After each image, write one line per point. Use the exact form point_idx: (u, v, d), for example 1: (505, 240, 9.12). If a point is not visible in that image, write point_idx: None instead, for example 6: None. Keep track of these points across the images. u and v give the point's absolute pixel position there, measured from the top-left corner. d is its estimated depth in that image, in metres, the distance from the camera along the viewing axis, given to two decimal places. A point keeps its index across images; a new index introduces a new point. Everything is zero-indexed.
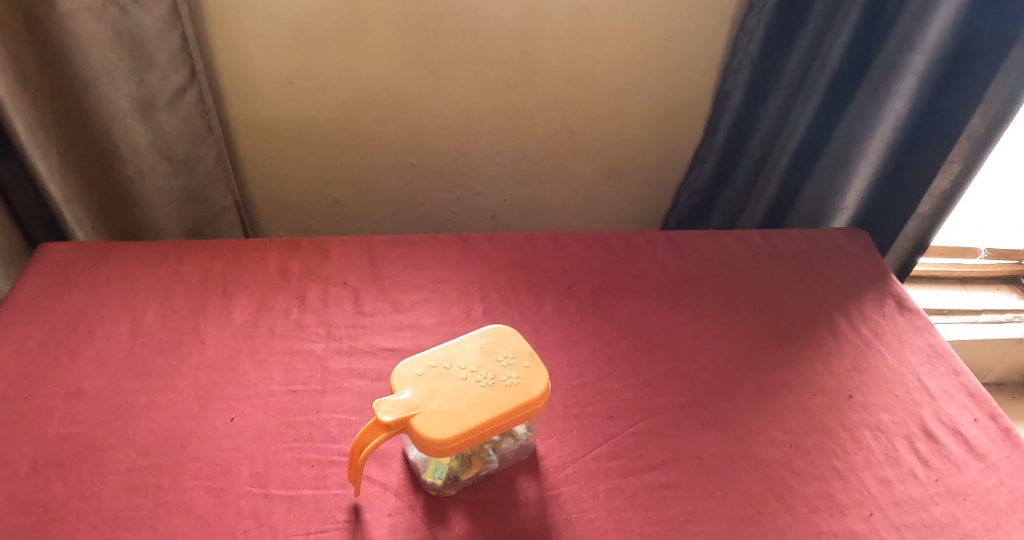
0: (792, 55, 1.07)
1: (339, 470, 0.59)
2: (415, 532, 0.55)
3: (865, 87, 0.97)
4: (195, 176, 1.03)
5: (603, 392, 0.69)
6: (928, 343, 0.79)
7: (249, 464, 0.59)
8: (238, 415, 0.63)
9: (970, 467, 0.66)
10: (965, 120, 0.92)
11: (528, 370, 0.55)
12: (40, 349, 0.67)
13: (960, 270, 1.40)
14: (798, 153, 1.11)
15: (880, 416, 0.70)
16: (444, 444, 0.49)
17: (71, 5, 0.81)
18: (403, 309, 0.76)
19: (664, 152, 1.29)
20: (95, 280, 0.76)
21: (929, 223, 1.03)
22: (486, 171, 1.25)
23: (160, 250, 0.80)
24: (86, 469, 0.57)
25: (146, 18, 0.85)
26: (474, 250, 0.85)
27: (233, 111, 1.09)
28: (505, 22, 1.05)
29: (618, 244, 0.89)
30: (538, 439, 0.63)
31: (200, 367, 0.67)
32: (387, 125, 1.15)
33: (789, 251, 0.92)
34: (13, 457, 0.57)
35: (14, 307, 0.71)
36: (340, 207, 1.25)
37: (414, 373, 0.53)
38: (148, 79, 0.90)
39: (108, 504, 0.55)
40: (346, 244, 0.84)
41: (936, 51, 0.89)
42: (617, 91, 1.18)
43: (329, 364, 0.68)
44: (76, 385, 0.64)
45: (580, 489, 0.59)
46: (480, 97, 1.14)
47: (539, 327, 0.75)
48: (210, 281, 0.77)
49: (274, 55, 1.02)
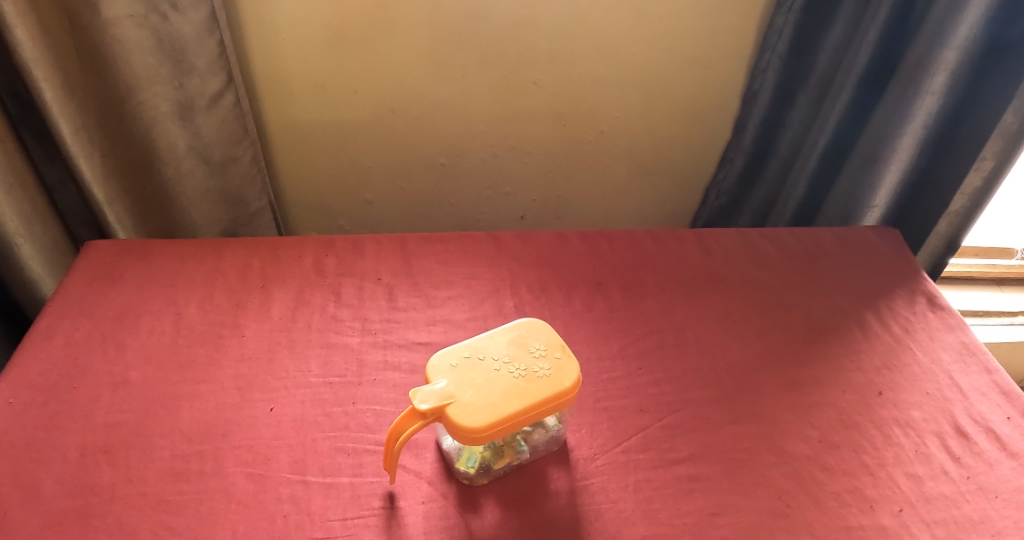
0: (820, 53, 1.07)
1: (375, 459, 0.61)
2: (448, 520, 0.56)
3: (895, 84, 0.96)
4: (230, 178, 1.06)
5: (633, 386, 0.70)
6: (959, 341, 0.78)
7: (288, 452, 0.61)
8: (277, 405, 0.65)
9: (1003, 465, 0.65)
10: (998, 116, 0.91)
11: (560, 361, 0.56)
12: (89, 341, 0.70)
13: (996, 271, 1.37)
14: (828, 151, 1.11)
15: (910, 413, 0.70)
16: (478, 432, 0.51)
17: (114, 13, 0.85)
18: (436, 304, 0.78)
19: (691, 152, 1.29)
20: (140, 276, 0.79)
21: (961, 221, 1.02)
22: (515, 170, 1.26)
23: (201, 247, 0.83)
24: (132, 455, 0.60)
25: (186, 24, 0.88)
26: (505, 248, 0.86)
27: (268, 114, 1.12)
28: (533, 23, 1.06)
29: (647, 242, 0.89)
30: (569, 431, 0.64)
31: (240, 358, 0.69)
32: (416, 125, 1.17)
33: (818, 248, 0.92)
34: (64, 443, 0.60)
35: (63, 301, 0.74)
36: (371, 207, 1.28)
37: (447, 363, 0.55)
38: (187, 84, 0.94)
39: (154, 489, 0.57)
40: (380, 242, 0.86)
41: (967, 47, 0.88)
42: (644, 90, 1.18)
43: (364, 357, 0.70)
44: (122, 376, 0.67)
45: (610, 480, 0.60)
46: (510, 99, 1.16)
47: (569, 323, 0.76)
48: (249, 277, 0.80)
49: (308, 59, 1.05)
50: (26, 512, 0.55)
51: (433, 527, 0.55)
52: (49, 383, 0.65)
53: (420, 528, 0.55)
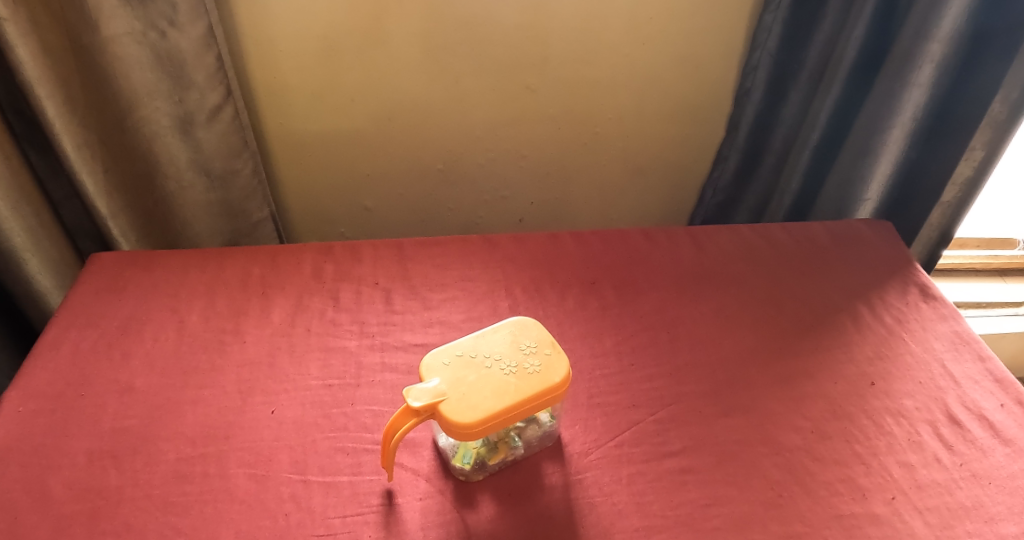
0: (810, 49, 1.08)
1: (372, 458, 0.62)
2: (444, 515, 0.57)
3: (883, 78, 0.97)
4: (232, 190, 1.08)
5: (625, 382, 0.71)
6: (952, 330, 0.79)
7: (289, 453, 0.62)
8: (278, 408, 0.67)
9: (996, 451, 0.66)
10: (986, 106, 0.92)
11: (549, 357, 0.57)
12: (95, 350, 0.72)
13: (998, 262, 1.37)
14: (820, 146, 1.12)
15: (903, 402, 0.70)
16: (470, 427, 0.52)
17: (113, 31, 0.87)
18: (432, 306, 0.79)
19: (686, 151, 1.31)
20: (144, 286, 0.81)
21: (954, 212, 1.02)
22: (512, 174, 1.28)
23: (202, 256, 0.85)
24: (138, 459, 0.61)
25: (184, 40, 0.91)
26: (499, 250, 0.88)
27: (267, 125, 1.14)
28: (526, 28, 1.08)
29: (639, 240, 0.91)
30: (563, 427, 0.65)
31: (241, 364, 0.71)
32: (414, 131, 1.19)
33: (809, 242, 0.93)
34: (71, 449, 0.62)
35: (69, 313, 0.76)
36: (372, 214, 1.30)
37: (441, 362, 0.56)
38: (187, 98, 0.96)
39: (159, 491, 0.59)
40: (377, 247, 0.87)
41: (952, 38, 0.89)
42: (637, 92, 1.20)
43: (362, 359, 0.72)
44: (128, 383, 0.68)
45: (603, 474, 0.61)
46: (504, 103, 1.17)
47: (563, 321, 0.78)
48: (250, 285, 0.81)
49: (304, 70, 1.07)
50: (36, 515, 0.56)
51: (429, 523, 0.57)
52: (57, 392, 0.67)
53: (417, 524, 0.57)
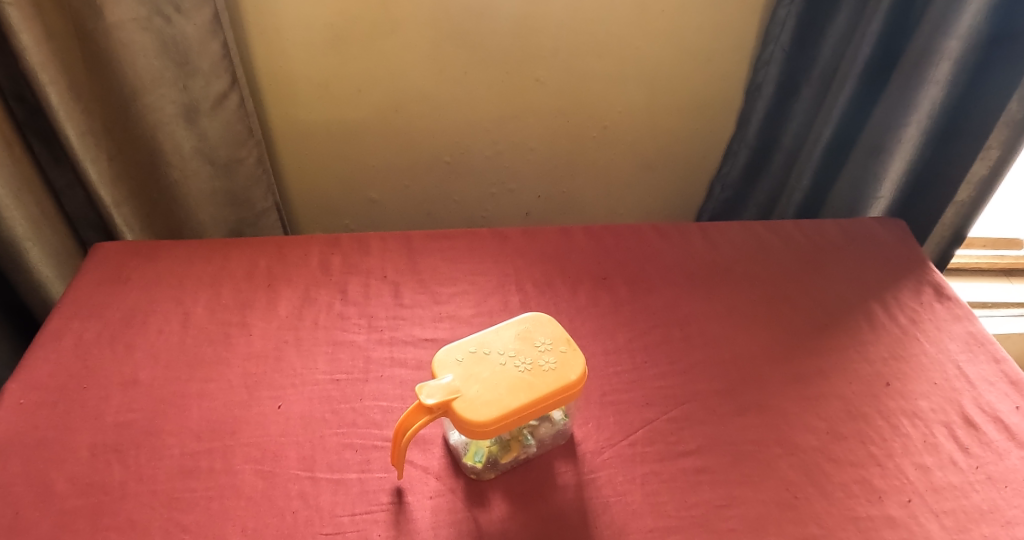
0: (825, 44, 1.07)
1: (382, 454, 0.61)
2: (455, 515, 0.56)
3: (900, 75, 0.96)
4: (236, 179, 1.07)
5: (638, 380, 0.70)
6: (967, 331, 0.78)
7: (297, 449, 0.61)
8: (285, 403, 0.65)
9: (1012, 454, 0.65)
10: (1002, 104, 0.91)
11: (565, 355, 0.56)
12: (98, 342, 0.71)
13: (1005, 262, 1.36)
14: (833, 143, 1.10)
15: (917, 403, 0.69)
16: (484, 425, 0.51)
17: (118, 16, 0.85)
18: (441, 300, 0.78)
19: (695, 146, 1.29)
20: (148, 277, 0.79)
21: (967, 211, 1.01)
22: (519, 167, 1.26)
23: (207, 247, 0.84)
24: (142, 453, 0.60)
25: (190, 27, 0.89)
26: (509, 244, 0.86)
27: (272, 115, 1.12)
28: (535, 19, 1.06)
29: (651, 236, 0.89)
30: (575, 425, 0.64)
31: (248, 357, 0.70)
32: (420, 123, 1.17)
33: (823, 240, 0.91)
34: (74, 442, 0.61)
35: (71, 303, 0.75)
36: (376, 206, 1.28)
37: (454, 357, 0.55)
38: (192, 86, 0.94)
39: (164, 486, 0.58)
40: (385, 239, 0.86)
41: (971, 35, 0.88)
42: (647, 86, 1.18)
43: (370, 353, 0.71)
44: (132, 375, 0.67)
45: (617, 474, 0.61)
46: (512, 94, 1.16)
47: (575, 317, 0.77)
48: (256, 277, 0.80)
49: (311, 59, 1.06)
50: (39, 510, 0.55)
51: (440, 523, 0.56)
52: (60, 384, 0.66)
53: (427, 523, 0.56)
